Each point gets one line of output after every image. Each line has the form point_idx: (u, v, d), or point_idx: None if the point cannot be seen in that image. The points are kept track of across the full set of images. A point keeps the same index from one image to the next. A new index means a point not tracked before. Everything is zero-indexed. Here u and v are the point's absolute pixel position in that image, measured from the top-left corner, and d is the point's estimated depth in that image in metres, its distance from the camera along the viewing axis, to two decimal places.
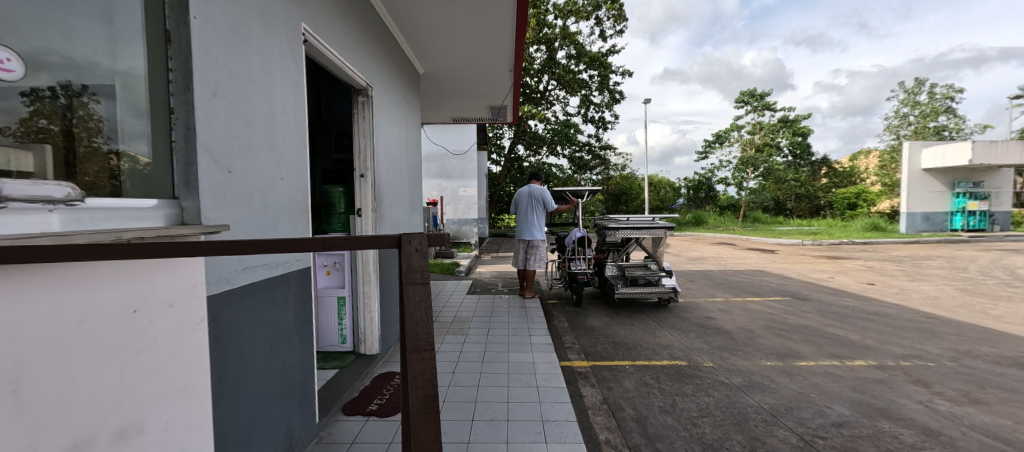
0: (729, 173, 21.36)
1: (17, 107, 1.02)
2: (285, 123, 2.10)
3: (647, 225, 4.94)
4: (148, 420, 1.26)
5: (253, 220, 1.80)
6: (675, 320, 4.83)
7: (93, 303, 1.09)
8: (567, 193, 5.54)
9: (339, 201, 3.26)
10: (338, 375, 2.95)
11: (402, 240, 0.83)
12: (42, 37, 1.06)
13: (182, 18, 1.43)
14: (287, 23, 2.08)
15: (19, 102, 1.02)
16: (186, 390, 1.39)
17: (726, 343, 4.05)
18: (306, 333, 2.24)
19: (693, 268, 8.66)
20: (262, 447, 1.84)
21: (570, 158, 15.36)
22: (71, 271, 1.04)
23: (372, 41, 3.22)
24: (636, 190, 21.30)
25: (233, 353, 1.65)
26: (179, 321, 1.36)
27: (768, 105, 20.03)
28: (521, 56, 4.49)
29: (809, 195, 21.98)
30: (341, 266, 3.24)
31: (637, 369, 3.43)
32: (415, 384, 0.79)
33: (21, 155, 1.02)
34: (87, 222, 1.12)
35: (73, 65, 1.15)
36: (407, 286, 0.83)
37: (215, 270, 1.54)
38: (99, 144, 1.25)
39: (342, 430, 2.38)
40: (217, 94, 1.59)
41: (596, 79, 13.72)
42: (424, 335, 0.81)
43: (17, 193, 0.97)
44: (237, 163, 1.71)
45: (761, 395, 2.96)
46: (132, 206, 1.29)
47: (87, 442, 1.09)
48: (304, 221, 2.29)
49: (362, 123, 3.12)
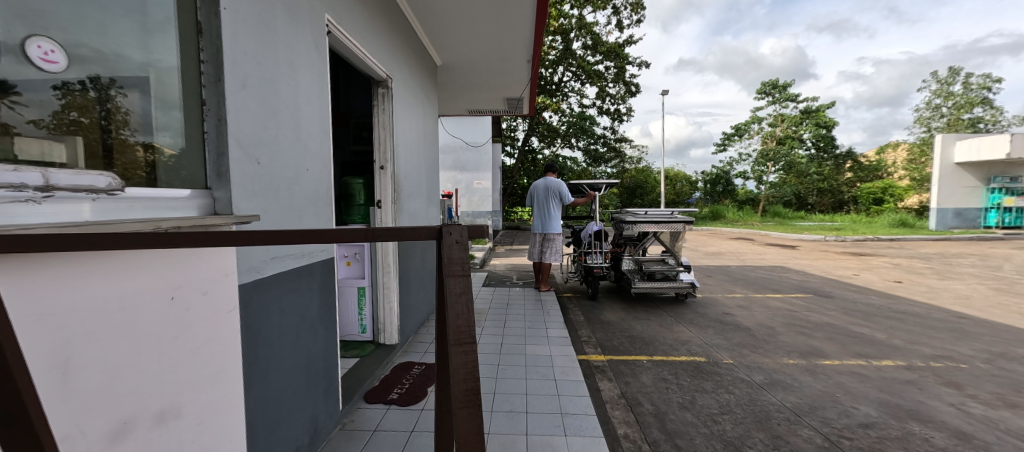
0: (749, 166, 20.84)
1: (50, 100, 1.04)
2: (311, 114, 2.12)
3: (664, 219, 4.84)
4: (185, 404, 1.30)
5: (280, 211, 1.83)
6: (693, 315, 4.76)
7: (136, 290, 1.13)
8: (583, 186, 5.46)
9: (359, 193, 3.21)
10: (358, 364, 2.98)
11: (443, 231, 0.75)
12: (79, 32, 1.08)
13: (213, 10, 1.45)
14: (312, 15, 2.08)
15: (52, 95, 1.04)
16: (220, 376, 1.43)
17: (746, 340, 3.99)
18: (330, 322, 2.27)
19: (711, 263, 8.50)
20: (288, 433, 1.88)
21: (585, 151, 15.14)
22: (115, 261, 1.07)
23: (391, 33, 3.18)
24: (651, 185, 20.97)
25: (262, 340, 1.69)
26: (213, 308, 1.40)
27: (791, 97, 19.45)
28: (540, 47, 4.40)
29: (833, 190, 20.85)
30: (361, 258, 3.26)
31: (655, 364, 3.39)
32: (455, 378, 0.71)
33: (52, 146, 1.05)
34: (124, 210, 1.18)
35: (104, 58, 1.17)
36: (449, 278, 0.75)
37: (245, 260, 1.57)
38: (128, 136, 1.26)
39: (364, 418, 2.42)
40: (246, 86, 1.61)
41: (613, 71, 13.43)
42: (465, 327, 0.73)
43: (63, 182, 1.03)
44: (265, 153, 1.73)
45: (783, 393, 2.91)
46: (168, 196, 1.33)
47: (128, 425, 1.12)
48: (329, 212, 2.30)
49: (381, 115, 3.14)
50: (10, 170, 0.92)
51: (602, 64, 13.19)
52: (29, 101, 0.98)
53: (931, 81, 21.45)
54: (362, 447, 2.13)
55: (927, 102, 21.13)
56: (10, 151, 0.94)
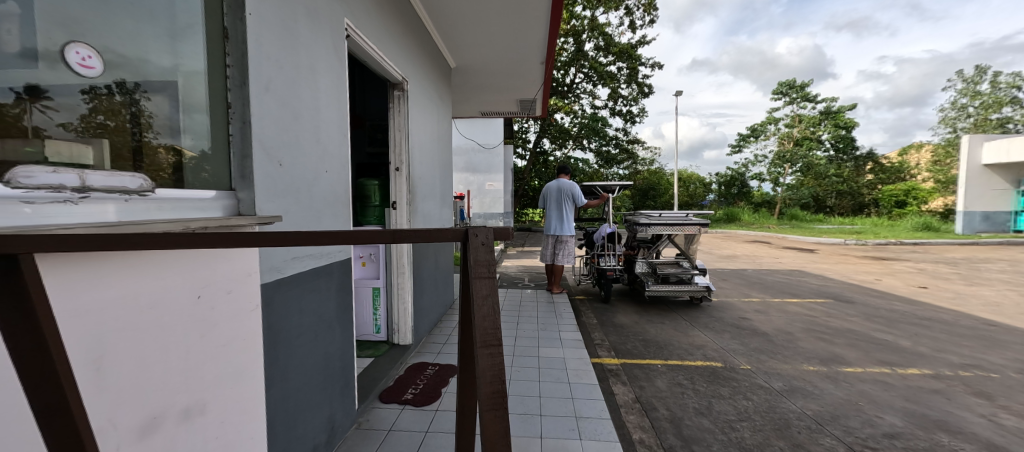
0: (764, 168, 20.44)
1: (77, 104, 1.06)
2: (330, 117, 2.15)
3: (679, 221, 4.78)
4: (209, 401, 1.33)
5: (300, 213, 1.86)
6: (708, 320, 4.68)
7: (165, 288, 1.16)
8: (596, 188, 5.43)
9: (373, 194, 3.23)
10: (373, 364, 3.01)
11: (468, 233, 0.76)
12: (110, 38, 1.12)
13: (239, 16, 1.50)
14: (332, 19, 2.11)
15: (81, 99, 1.07)
16: (242, 374, 1.46)
17: (764, 346, 3.90)
18: (346, 322, 2.29)
19: (726, 267, 8.36)
20: (306, 431, 1.91)
21: (597, 152, 15.05)
22: (145, 259, 1.10)
23: (407, 36, 3.22)
24: (664, 186, 20.74)
25: (282, 339, 1.72)
26: (237, 306, 1.43)
27: (808, 97, 19.05)
28: (553, 49, 4.39)
29: (852, 192, 20.40)
30: (376, 258, 3.30)
31: (670, 369, 3.34)
32: (482, 380, 0.70)
33: (80, 149, 1.07)
34: (155, 210, 1.21)
35: (133, 63, 1.20)
36: (475, 280, 0.74)
37: (266, 260, 1.60)
38: (151, 139, 1.27)
39: (379, 417, 2.44)
40: (270, 89, 1.64)
41: (625, 72, 13.34)
42: (491, 329, 0.72)
43: (97, 183, 1.07)
44: (287, 155, 1.76)
45: (803, 401, 2.84)
46: (194, 197, 1.36)
47: (156, 421, 1.15)
48: (346, 213, 2.33)
49: (397, 118, 3.17)
50: (50, 171, 0.97)
51: (614, 65, 13.11)
52: (60, 106, 1.02)
53: (956, 80, 20.75)
54: (378, 446, 2.16)
55: (952, 102, 20.45)
56: (42, 153, 0.98)
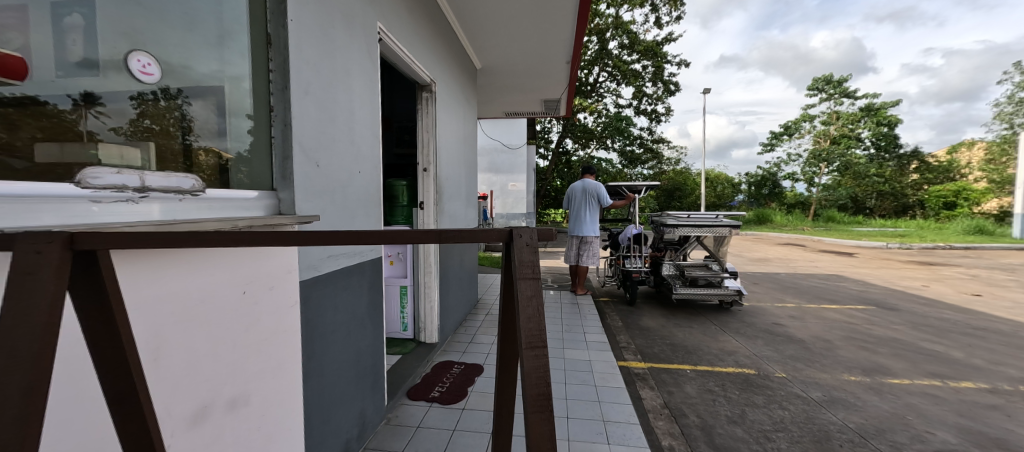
0: (797, 167, 19.59)
1: (126, 109, 1.12)
2: (363, 119, 2.19)
3: (709, 222, 4.64)
4: (252, 393, 1.38)
5: (335, 212, 1.91)
6: (739, 325, 4.52)
7: (215, 284, 1.22)
8: (622, 188, 5.35)
9: (402, 194, 3.29)
10: (400, 361, 3.06)
11: (513, 234, 0.76)
12: (161, 46, 1.18)
13: (282, 22, 1.56)
14: (366, 23, 2.16)
15: (128, 104, 1.12)
16: (282, 367, 1.51)
17: (800, 353, 3.73)
18: (377, 319, 2.34)
19: (757, 270, 8.06)
20: (340, 425, 1.96)
21: (621, 152, 14.82)
22: (197, 256, 1.15)
23: (436, 38, 3.26)
24: (690, 187, 20.23)
25: (318, 335, 1.77)
26: (278, 302, 1.48)
27: (846, 93, 18.14)
28: (580, 47, 4.35)
29: (895, 193, 19.24)
30: (404, 257, 3.36)
31: (700, 374, 3.25)
32: (527, 382, 0.69)
33: (128, 151, 1.12)
34: (205, 209, 1.27)
35: (179, 70, 1.25)
36: (520, 281, 0.74)
37: (304, 258, 1.65)
38: (187, 141, 1.30)
39: (407, 414, 2.48)
40: (308, 92, 1.70)
41: (650, 70, 13.07)
42: (537, 331, 0.72)
43: (154, 183, 1.13)
44: (324, 157, 1.81)
45: (844, 413, 2.69)
46: (239, 197, 1.42)
47: (206, 410, 1.21)
48: (378, 213, 2.38)
49: (425, 119, 3.22)
50: (115, 172, 1.03)
51: (639, 63, 12.88)
52: (112, 112, 1.07)
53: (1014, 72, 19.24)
54: (407, 443, 2.19)
55: (1009, 95, 19.00)
56: (94, 156, 1.02)
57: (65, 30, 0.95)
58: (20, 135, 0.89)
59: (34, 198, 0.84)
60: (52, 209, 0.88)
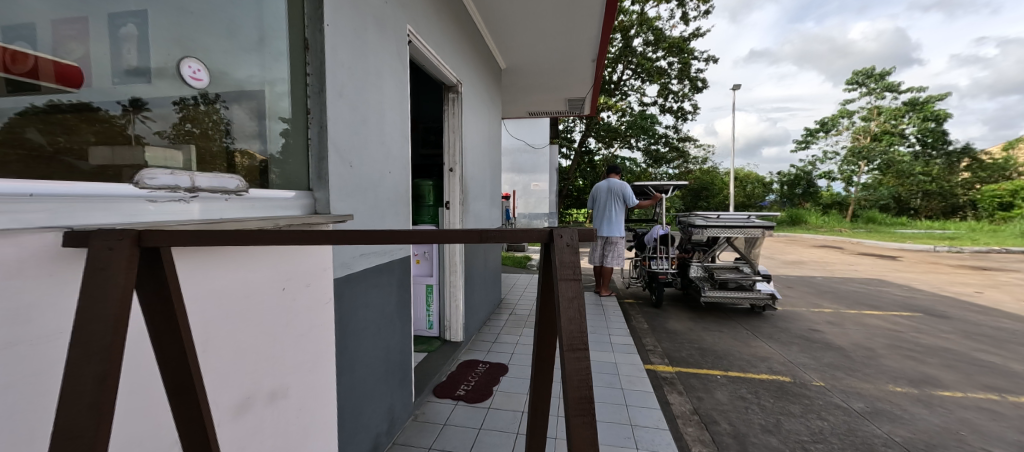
0: (834, 165, 18.64)
1: (169, 113, 1.15)
2: (393, 120, 2.23)
3: (741, 223, 4.47)
4: (291, 386, 1.43)
5: (367, 211, 1.96)
6: (772, 330, 4.35)
7: (258, 280, 1.27)
8: (648, 188, 5.24)
9: (428, 194, 3.34)
10: (426, 359, 3.11)
11: (554, 234, 0.75)
12: (209, 54, 1.24)
13: (319, 27, 1.61)
14: (397, 26, 2.20)
15: (172, 109, 1.15)
16: (318, 362, 1.56)
17: (840, 362, 3.55)
18: (405, 317, 2.38)
19: (791, 273, 7.73)
20: (370, 420, 2.01)
21: (645, 151, 14.51)
22: (242, 254, 1.20)
23: (462, 39, 3.28)
24: (718, 187, 19.62)
25: (350, 331, 1.82)
26: (315, 299, 1.53)
27: (888, 86, 17.13)
28: (606, 45, 4.28)
29: (943, 192, 17.56)
30: (430, 256, 3.41)
31: (731, 381, 3.14)
32: (569, 384, 0.69)
33: (170, 154, 1.14)
34: (247, 208, 1.33)
35: (224, 75, 1.30)
36: (561, 282, 0.73)
37: (338, 256, 1.70)
38: (224, 144, 1.33)
39: (434, 411, 2.51)
40: (342, 95, 1.74)
41: (676, 67, 12.75)
42: (578, 332, 0.71)
43: (204, 183, 1.19)
44: (357, 157, 1.86)
45: (890, 426, 2.54)
46: (278, 197, 1.47)
47: (249, 401, 1.26)
48: (406, 212, 2.42)
49: (451, 119, 3.25)
50: (169, 173, 1.09)
51: (665, 60, 12.58)
52: (157, 116, 1.11)
53: None
54: (434, 440, 2.22)
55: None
56: (143, 160, 1.06)
57: (121, 40, 1.00)
58: (78, 138, 0.93)
59: (85, 199, 0.88)
60: (115, 209, 0.94)
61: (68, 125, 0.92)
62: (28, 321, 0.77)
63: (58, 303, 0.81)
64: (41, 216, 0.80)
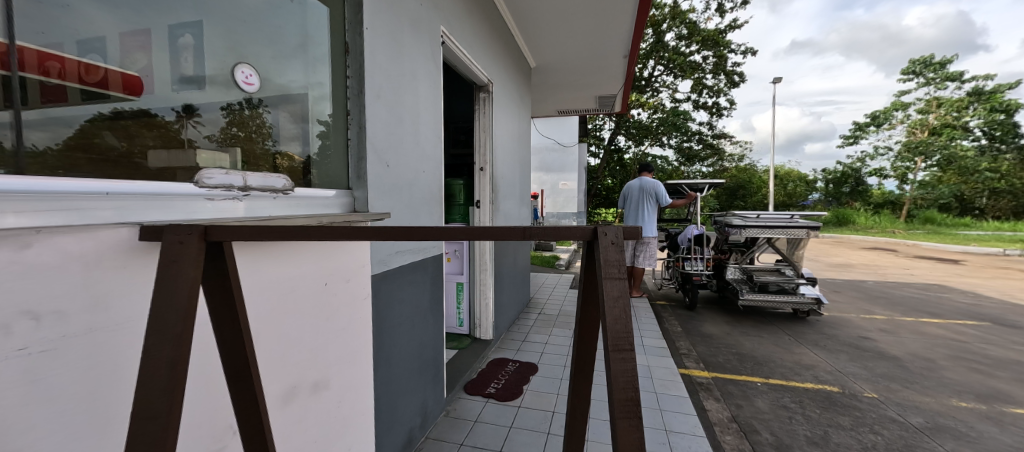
0: (886, 162, 17.35)
1: (217, 118, 1.19)
2: (427, 120, 2.27)
3: (783, 223, 4.24)
4: (332, 377, 1.49)
5: (403, 209, 2.01)
6: (817, 337, 4.10)
7: (303, 275, 1.33)
8: (682, 187, 5.08)
9: (459, 193, 3.38)
10: (457, 356, 3.15)
11: (597, 232, 0.73)
12: (258, 60, 1.31)
13: (358, 31, 1.66)
14: (431, 28, 2.24)
15: (219, 114, 1.20)
16: (357, 355, 1.61)
17: (894, 372, 3.29)
18: (438, 314, 2.42)
19: (838, 277, 7.26)
20: (404, 414, 2.06)
21: (677, 149, 14.06)
22: (289, 250, 1.26)
23: (493, 39, 3.30)
24: (756, 185, 18.73)
25: (386, 327, 1.87)
26: (354, 294, 1.58)
27: (949, 75, 15.75)
28: (638, 41, 4.17)
29: (1011, 189, 15.86)
30: (460, 255, 3.45)
31: (772, 389, 2.99)
32: (616, 385, 0.67)
33: (219, 156, 1.19)
34: (292, 206, 1.39)
35: (270, 80, 1.37)
36: (606, 281, 0.72)
37: (375, 253, 1.75)
38: (268, 146, 1.38)
39: (465, 407, 2.54)
40: (380, 96, 1.79)
41: (711, 61, 12.28)
42: (624, 332, 0.70)
43: (255, 182, 1.26)
44: (393, 157, 1.91)
45: (954, 443, 2.33)
46: (320, 195, 1.52)
47: (295, 391, 1.31)
48: (439, 211, 2.46)
49: (482, 119, 3.27)
50: (224, 173, 1.16)
51: (699, 54, 12.14)
52: (206, 121, 1.16)
53: None
54: (466, 436, 2.24)
55: None
56: (194, 163, 1.11)
57: (180, 49, 1.06)
58: (138, 142, 0.98)
59: (144, 198, 0.93)
60: (176, 207, 1.01)
61: (130, 130, 0.96)
62: (106, 309, 0.83)
63: (132, 293, 0.88)
64: (107, 213, 0.85)
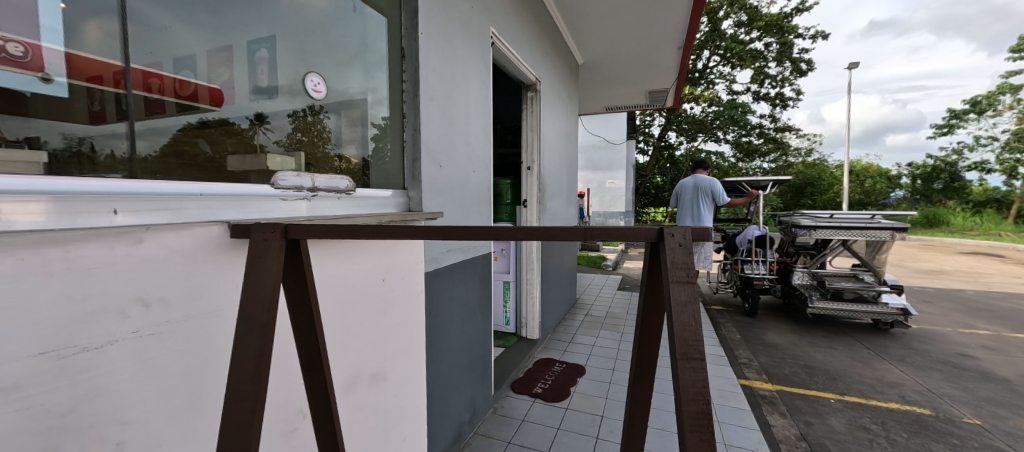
0: (991, 154, 15.03)
1: (284, 125, 1.27)
2: (477, 121, 2.31)
3: (862, 225, 3.80)
4: (389, 370, 1.56)
5: (454, 209, 2.06)
6: (904, 351, 3.64)
7: (364, 271, 1.41)
8: (742, 184, 4.74)
9: (506, 193, 3.41)
10: (504, 354, 3.18)
11: (664, 233, 0.70)
12: (325, 69, 1.40)
13: (414, 36, 1.72)
14: (481, 30, 2.27)
15: (286, 121, 1.28)
16: (411, 349, 1.68)
17: (1004, 397, 2.84)
18: (487, 312, 2.46)
19: (929, 285, 6.41)
20: (454, 408, 2.11)
21: (735, 144, 13.19)
22: (351, 247, 1.33)
23: (542, 37, 3.28)
24: (826, 182, 17.05)
25: (438, 322, 1.93)
26: (409, 290, 1.65)
27: None
28: (695, 30, 3.94)
29: None
30: (508, 253, 3.48)
31: (848, 407, 2.70)
32: (685, 396, 0.63)
33: (286, 159, 1.27)
34: (353, 205, 1.47)
35: (335, 87, 1.46)
36: (673, 285, 0.68)
37: (428, 251, 1.81)
38: (330, 150, 1.46)
39: (513, 406, 2.56)
40: (433, 98, 1.85)
41: (775, 48, 11.35)
42: (693, 341, 0.65)
43: (321, 183, 1.35)
44: (445, 157, 1.96)
45: None
46: (377, 195, 1.60)
47: (356, 381, 1.39)
48: (488, 210, 2.48)
49: (530, 118, 3.27)
50: (296, 175, 1.25)
51: (761, 41, 11.26)
52: (275, 128, 1.24)
53: None
54: (513, 434, 2.25)
55: None
56: (265, 166, 1.20)
57: (257, 62, 1.16)
58: (220, 149, 1.07)
59: (223, 198, 1.02)
60: (254, 207, 1.10)
61: (212, 138, 1.06)
62: (201, 298, 0.93)
63: (222, 284, 0.98)
64: (194, 213, 0.94)
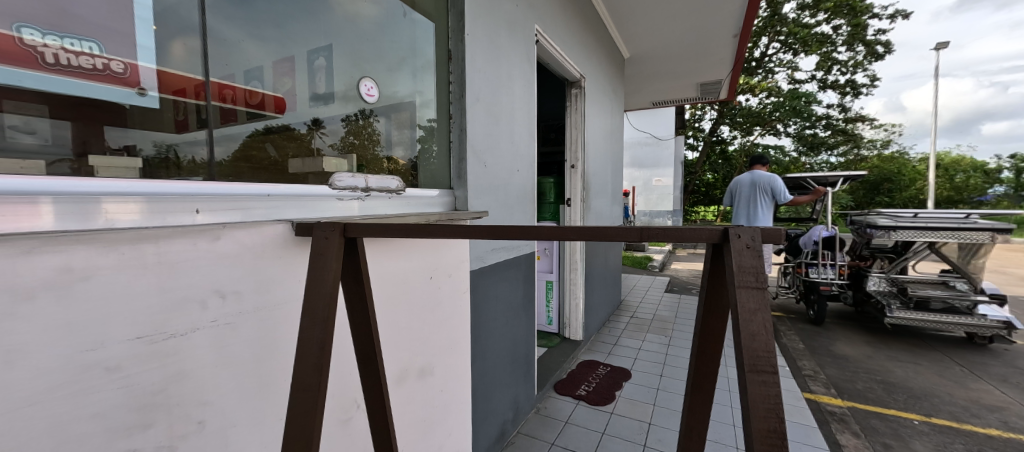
0: None
1: (338, 128, 1.33)
2: (522, 120, 2.30)
3: (950, 226, 3.33)
4: (436, 365, 1.60)
5: (499, 208, 2.06)
6: (1008, 371, 3.16)
7: (413, 268, 1.45)
8: (807, 181, 4.35)
9: (550, 191, 3.38)
10: (547, 354, 3.16)
11: (730, 233, 0.65)
12: (377, 74, 1.46)
13: (460, 37, 1.75)
14: (525, 28, 2.26)
15: (341, 125, 1.34)
16: (457, 346, 1.71)
17: None
18: (530, 311, 2.45)
19: None
20: (498, 406, 2.12)
21: (797, 137, 12.15)
22: (401, 245, 1.38)
23: (587, 32, 3.21)
24: (907, 177, 15.22)
25: (483, 320, 1.95)
26: (455, 288, 1.68)
27: None
28: (754, 16, 3.67)
29: None
30: (550, 253, 3.45)
31: (937, 431, 2.38)
32: (754, 411, 0.58)
33: (340, 162, 1.33)
34: (403, 205, 1.52)
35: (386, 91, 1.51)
36: (740, 290, 0.63)
37: (474, 250, 1.83)
38: (381, 152, 1.52)
39: (556, 407, 2.53)
40: (478, 98, 1.86)
41: (846, 30, 10.30)
42: (764, 351, 0.60)
43: (374, 183, 1.42)
44: (489, 157, 1.97)
45: None
46: (425, 195, 1.64)
47: (406, 374, 1.44)
48: (532, 209, 2.47)
49: (574, 115, 3.22)
50: (351, 176, 1.31)
51: (828, 24, 10.27)
52: (330, 132, 1.30)
53: None
54: (557, 436, 2.23)
55: None
56: (321, 168, 1.26)
57: (316, 70, 1.23)
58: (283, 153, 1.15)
59: (286, 198, 1.09)
60: (313, 207, 1.17)
61: (277, 143, 1.14)
62: (269, 291, 1.00)
63: (287, 278, 1.05)
64: (260, 212, 1.01)
